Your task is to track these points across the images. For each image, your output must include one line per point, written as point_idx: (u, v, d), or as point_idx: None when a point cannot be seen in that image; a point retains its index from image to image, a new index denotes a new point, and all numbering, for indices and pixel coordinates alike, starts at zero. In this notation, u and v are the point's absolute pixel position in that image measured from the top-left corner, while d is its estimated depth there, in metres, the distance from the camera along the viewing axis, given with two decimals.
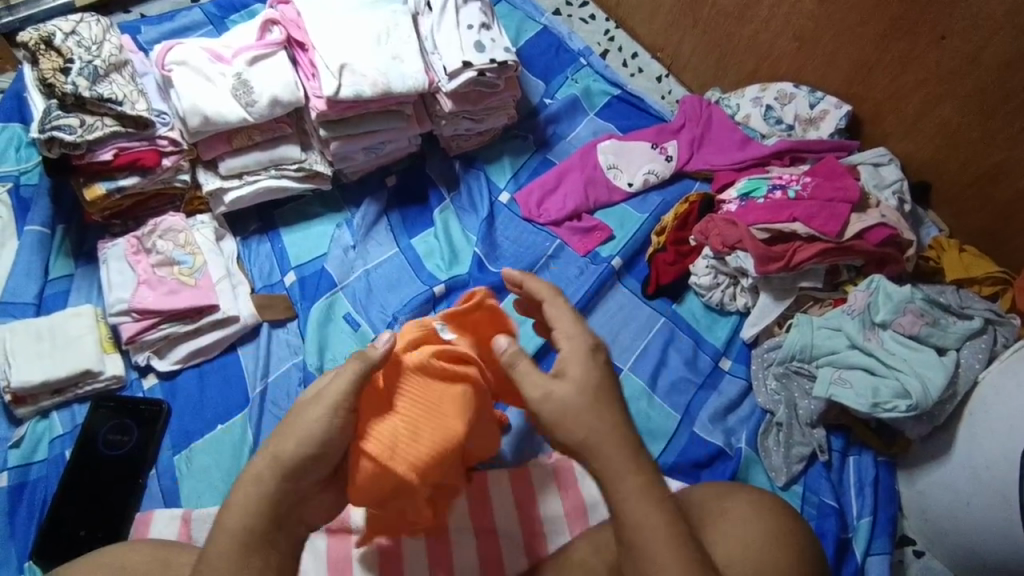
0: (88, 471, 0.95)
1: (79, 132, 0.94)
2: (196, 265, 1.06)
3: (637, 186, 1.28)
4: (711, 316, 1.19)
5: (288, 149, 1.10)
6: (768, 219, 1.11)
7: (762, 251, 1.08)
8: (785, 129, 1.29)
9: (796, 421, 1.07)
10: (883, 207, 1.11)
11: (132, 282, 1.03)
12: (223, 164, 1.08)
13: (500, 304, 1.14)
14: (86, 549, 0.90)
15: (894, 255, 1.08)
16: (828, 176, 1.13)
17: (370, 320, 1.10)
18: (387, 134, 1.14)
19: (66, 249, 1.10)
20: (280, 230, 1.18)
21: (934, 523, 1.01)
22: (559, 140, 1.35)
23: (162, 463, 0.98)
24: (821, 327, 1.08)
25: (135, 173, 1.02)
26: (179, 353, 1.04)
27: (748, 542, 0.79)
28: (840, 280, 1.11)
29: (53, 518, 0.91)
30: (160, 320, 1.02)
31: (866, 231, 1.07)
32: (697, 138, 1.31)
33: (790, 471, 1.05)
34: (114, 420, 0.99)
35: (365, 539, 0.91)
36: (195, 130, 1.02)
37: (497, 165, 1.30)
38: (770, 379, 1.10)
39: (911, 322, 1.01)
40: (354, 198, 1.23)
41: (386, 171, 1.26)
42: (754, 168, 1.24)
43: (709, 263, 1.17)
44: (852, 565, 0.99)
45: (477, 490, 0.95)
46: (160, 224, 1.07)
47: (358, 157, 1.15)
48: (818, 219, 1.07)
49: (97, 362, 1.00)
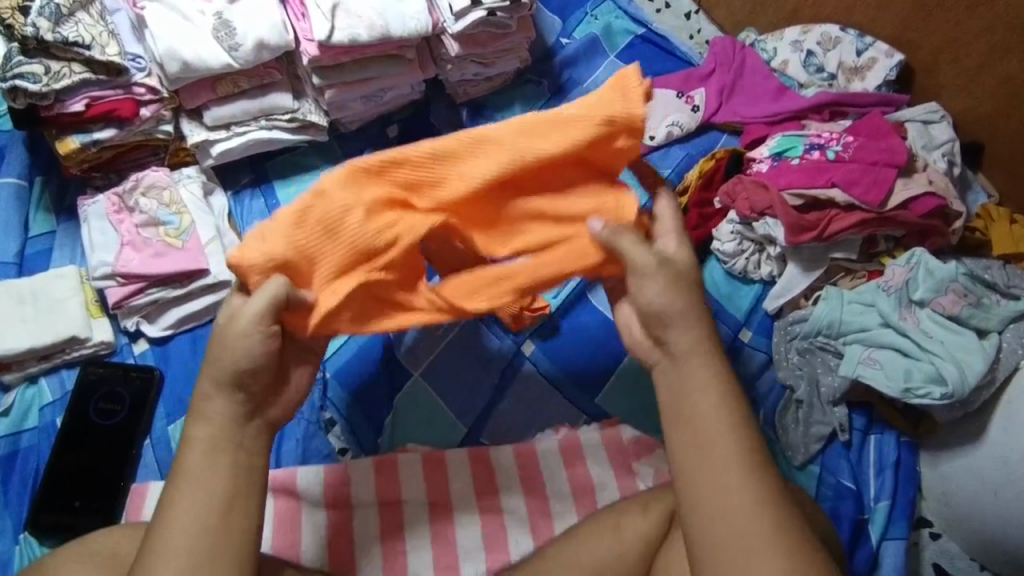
0: (79, 441, 0.92)
1: (44, 81, 0.86)
2: (182, 226, 0.99)
3: (658, 139, 1.18)
4: (733, 284, 1.11)
5: (278, 97, 1.00)
6: (803, 183, 1.02)
7: (793, 220, 1.00)
8: (825, 78, 1.17)
9: (817, 399, 1.02)
10: (930, 172, 1.01)
11: (115, 245, 0.97)
12: (208, 113, 0.98)
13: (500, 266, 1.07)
14: (80, 521, 0.88)
15: (939, 227, 0.99)
16: (870, 135, 1.03)
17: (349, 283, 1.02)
18: (387, 81, 1.04)
19: (45, 204, 1.03)
20: (273, 184, 1.10)
21: (955, 508, 0.97)
22: (575, 86, 1.24)
23: (156, 434, 0.95)
24: (852, 302, 1.01)
25: (111, 125, 0.93)
26: (169, 319, 0.99)
27: None
28: (876, 250, 1.03)
29: (46, 489, 0.89)
30: (147, 284, 0.96)
31: (912, 201, 0.99)
32: (727, 86, 1.19)
33: (807, 450, 1.00)
34: (105, 388, 0.94)
35: (367, 512, 0.92)
36: (174, 77, 0.92)
37: (508, 115, 1.20)
38: (793, 353, 1.04)
39: (952, 302, 0.95)
40: (353, 149, 1.14)
41: (387, 120, 1.16)
42: (788, 123, 1.13)
43: (734, 228, 1.08)
44: (866, 549, 0.96)
45: (482, 469, 0.94)
46: (142, 179, 1.00)
47: (356, 106, 1.06)
48: (859, 185, 0.99)
49: (84, 328, 0.95)
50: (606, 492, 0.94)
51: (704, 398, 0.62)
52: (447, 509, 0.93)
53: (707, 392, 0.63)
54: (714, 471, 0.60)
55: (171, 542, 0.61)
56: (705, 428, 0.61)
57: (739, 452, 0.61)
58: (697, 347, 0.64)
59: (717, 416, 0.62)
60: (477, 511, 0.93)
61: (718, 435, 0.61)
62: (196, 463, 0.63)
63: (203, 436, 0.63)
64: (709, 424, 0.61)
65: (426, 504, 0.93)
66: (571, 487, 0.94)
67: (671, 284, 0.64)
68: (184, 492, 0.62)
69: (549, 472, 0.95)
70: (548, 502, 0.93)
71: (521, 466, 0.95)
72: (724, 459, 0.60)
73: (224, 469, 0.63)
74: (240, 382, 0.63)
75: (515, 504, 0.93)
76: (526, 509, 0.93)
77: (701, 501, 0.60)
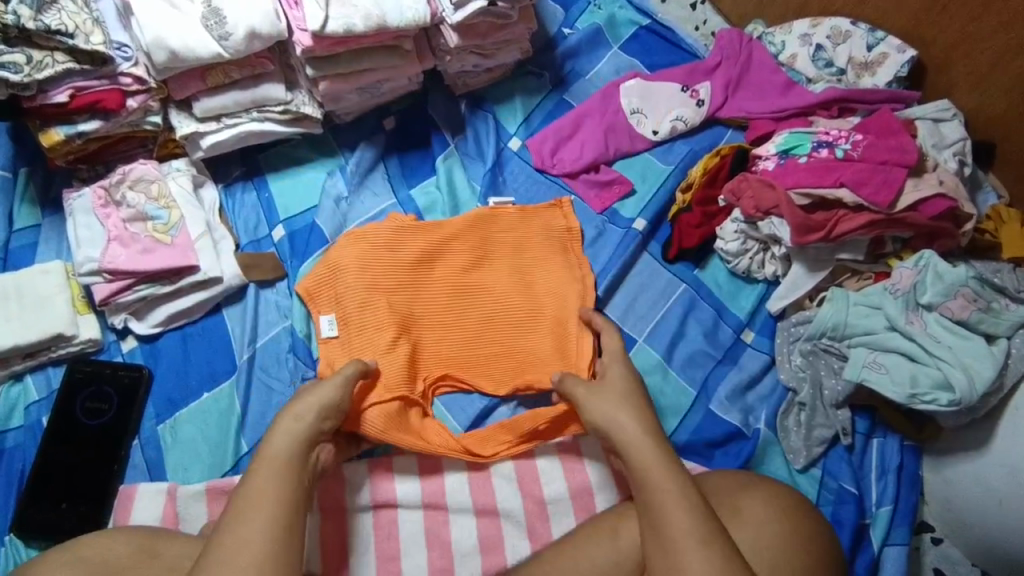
0: (66, 441, 0.90)
1: (26, 71, 0.82)
2: (171, 221, 0.96)
3: (662, 134, 1.15)
4: (736, 284, 1.09)
5: (270, 88, 0.97)
6: (810, 182, 0.99)
7: (800, 220, 0.97)
8: (834, 73, 1.15)
9: (820, 402, 1.00)
10: (941, 172, 0.99)
11: (101, 239, 0.94)
12: (197, 104, 0.95)
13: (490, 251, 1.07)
14: (66, 524, 0.86)
15: (949, 229, 0.97)
16: (880, 132, 1.00)
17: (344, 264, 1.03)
18: (382, 73, 1.01)
19: (30, 195, 1.00)
20: (267, 177, 1.07)
21: (957, 514, 0.96)
22: (577, 78, 1.21)
23: (145, 434, 0.92)
24: (859, 304, 0.99)
25: (97, 116, 0.91)
26: (158, 316, 0.96)
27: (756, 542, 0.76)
28: (883, 252, 1.01)
29: (31, 491, 0.87)
30: (135, 281, 0.93)
31: (921, 202, 0.96)
32: (733, 80, 1.16)
33: (810, 453, 0.98)
34: (92, 387, 0.92)
35: (360, 515, 0.89)
36: (162, 67, 0.89)
37: (508, 107, 1.17)
38: (796, 355, 1.02)
39: (961, 307, 0.92)
40: (348, 141, 1.11)
41: (384, 112, 1.13)
42: (796, 118, 1.11)
43: (739, 227, 1.05)
44: (866, 554, 0.94)
45: (479, 472, 0.92)
46: (129, 173, 0.97)
47: (352, 98, 1.03)
48: (869, 186, 0.96)
49: (70, 325, 0.92)
50: (605, 495, 0.92)
51: (657, 486, 0.74)
52: (443, 512, 0.91)
53: (656, 471, 0.74)
54: (673, 552, 0.69)
55: (245, 532, 0.66)
56: (662, 513, 0.72)
57: (693, 529, 0.70)
58: (642, 436, 0.78)
59: (667, 489, 0.73)
60: (473, 513, 0.91)
61: (669, 511, 0.71)
62: (272, 473, 0.71)
63: (280, 456, 0.73)
64: (664, 509, 0.72)
65: (421, 508, 0.91)
66: (570, 491, 0.92)
67: (614, 403, 0.82)
68: (258, 495, 0.69)
69: (547, 475, 0.93)
70: (546, 506, 0.91)
71: (519, 468, 0.93)
72: (679, 540, 0.69)
73: (296, 478, 0.72)
74: (319, 421, 0.77)
75: (513, 508, 0.91)
76: (523, 513, 0.91)
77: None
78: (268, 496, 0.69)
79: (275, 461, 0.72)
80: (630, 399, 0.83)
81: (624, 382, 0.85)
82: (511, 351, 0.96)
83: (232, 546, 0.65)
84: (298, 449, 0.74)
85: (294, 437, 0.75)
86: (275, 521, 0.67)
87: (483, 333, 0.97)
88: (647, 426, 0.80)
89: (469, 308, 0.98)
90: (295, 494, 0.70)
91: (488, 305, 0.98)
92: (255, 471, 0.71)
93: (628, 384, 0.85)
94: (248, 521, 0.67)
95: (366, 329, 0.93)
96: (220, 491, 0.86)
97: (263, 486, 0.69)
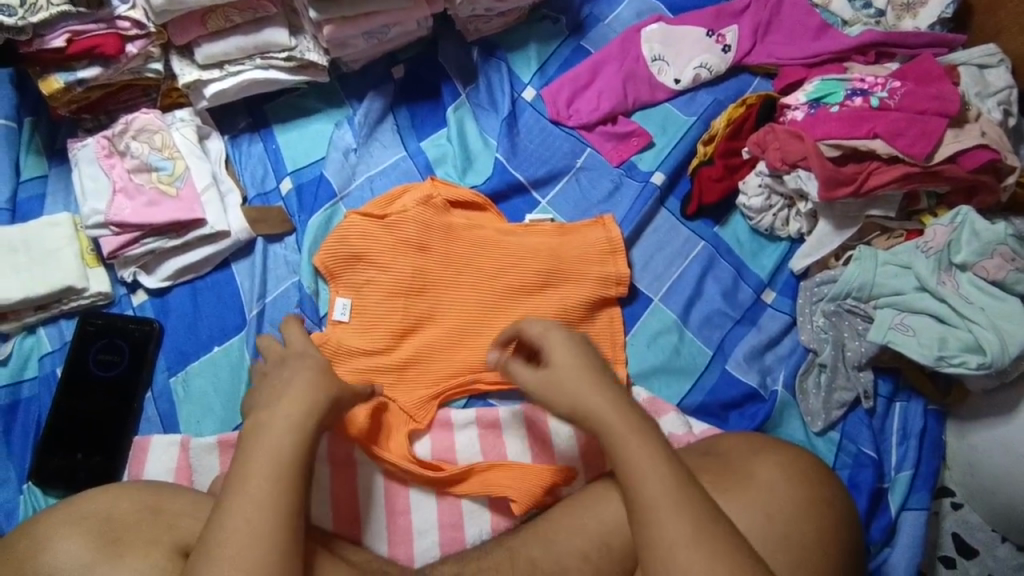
0: (79, 392, 0.90)
1: (20, 14, 0.81)
2: (176, 172, 0.94)
3: (684, 83, 1.10)
4: (758, 241, 1.05)
5: (273, 33, 0.93)
6: (841, 133, 0.93)
7: (830, 173, 0.92)
8: (873, 15, 1.09)
9: (842, 363, 0.96)
10: (984, 122, 0.92)
11: (107, 191, 0.92)
12: (199, 50, 0.92)
13: (508, 206, 1.03)
14: (81, 473, 0.86)
15: (989, 183, 0.91)
16: (918, 80, 0.95)
17: None
18: (390, 16, 0.97)
19: (36, 146, 0.99)
20: (273, 128, 1.04)
21: (981, 479, 0.94)
22: (595, 23, 1.15)
23: (158, 387, 0.92)
24: (887, 264, 0.94)
25: (96, 63, 0.88)
26: (168, 270, 0.95)
27: (772, 510, 0.74)
28: (916, 208, 0.96)
29: (45, 443, 0.87)
30: (142, 234, 0.92)
31: (961, 154, 0.90)
32: (763, 24, 1.11)
33: (828, 417, 0.95)
34: (104, 339, 0.92)
35: (370, 469, 0.89)
36: (161, 10, 0.86)
37: (521, 55, 1.12)
38: (818, 316, 0.98)
39: (997, 267, 0.88)
40: (356, 91, 1.07)
41: (393, 60, 1.09)
42: (829, 65, 1.05)
43: (763, 181, 1.01)
44: (884, 519, 0.92)
45: (491, 433, 0.93)
46: (132, 123, 0.95)
47: (359, 44, 0.98)
48: (905, 137, 0.90)
49: (80, 278, 0.92)
50: None
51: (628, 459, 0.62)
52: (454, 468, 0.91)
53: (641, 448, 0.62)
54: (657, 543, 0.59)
55: (242, 527, 0.60)
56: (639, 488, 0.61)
57: (670, 514, 0.59)
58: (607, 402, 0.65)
59: (652, 470, 0.61)
60: None
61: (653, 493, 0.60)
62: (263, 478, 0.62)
63: (265, 463, 0.63)
64: (637, 484, 0.61)
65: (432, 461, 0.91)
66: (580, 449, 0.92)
67: (569, 377, 0.66)
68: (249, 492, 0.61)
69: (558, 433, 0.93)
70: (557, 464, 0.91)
71: (531, 427, 0.93)
72: (666, 523, 0.59)
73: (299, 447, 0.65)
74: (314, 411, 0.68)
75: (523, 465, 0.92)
76: None
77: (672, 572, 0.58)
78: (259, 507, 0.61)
79: (264, 453, 0.64)
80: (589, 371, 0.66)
81: (580, 360, 0.68)
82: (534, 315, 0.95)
83: (227, 547, 0.59)
84: (297, 442, 0.65)
85: (290, 432, 0.65)
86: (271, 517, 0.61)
87: (502, 307, 0.95)
88: (604, 392, 0.65)
89: (494, 275, 0.95)
90: (287, 504, 0.62)
91: (502, 259, 0.96)
92: (242, 471, 0.63)
93: (575, 360, 0.67)
94: (244, 516, 0.60)
95: (379, 306, 0.92)
96: (231, 444, 0.87)
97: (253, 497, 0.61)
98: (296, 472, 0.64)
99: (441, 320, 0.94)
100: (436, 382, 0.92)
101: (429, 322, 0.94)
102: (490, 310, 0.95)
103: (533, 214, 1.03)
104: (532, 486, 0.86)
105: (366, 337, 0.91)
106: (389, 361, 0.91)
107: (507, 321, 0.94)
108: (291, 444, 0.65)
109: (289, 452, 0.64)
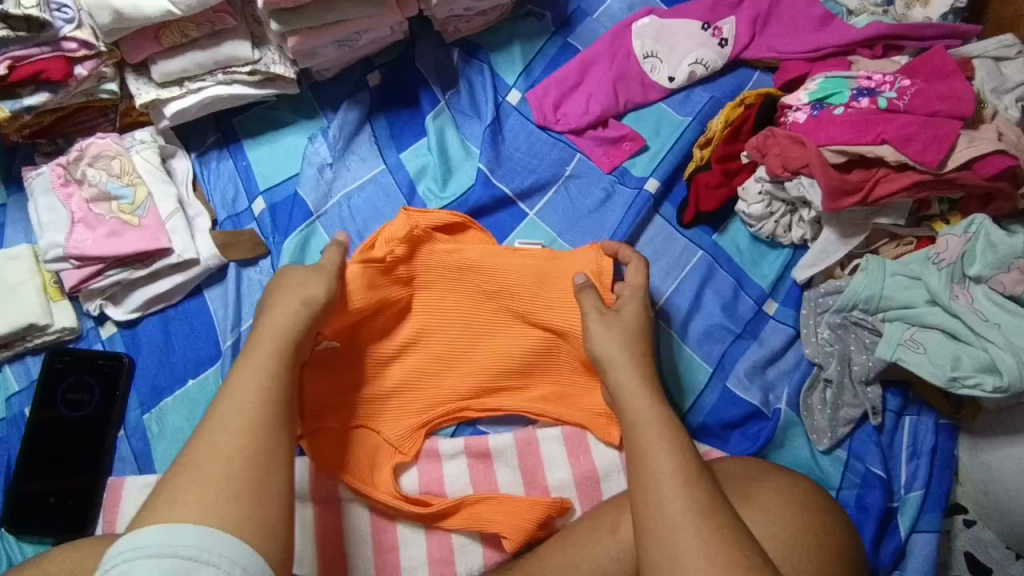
0: (48, 432, 0.86)
1: None
2: (137, 201, 0.89)
3: (679, 81, 1.03)
4: (758, 248, 0.99)
5: (234, 47, 0.87)
6: (847, 138, 0.87)
7: (835, 182, 0.86)
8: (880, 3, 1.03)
9: (848, 379, 0.92)
10: (1000, 121, 0.86)
11: (65, 222, 0.87)
12: (155, 68, 0.86)
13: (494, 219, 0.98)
14: (51, 519, 0.82)
15: (1006, 190, 0.85)
16: (929, 77, 0.88)
17: (357, 221, 0.95)
18: (360, 23, 0.90)
19: None
20: (243, 144, 0.99)
21: (995, 497, 0.89)
22: (582, 18, 1.09)
23: (131, 424, 0.88)
24: (896, 275, 0.89)
25: (44, 88, 0.83)
26: (136, 302, 0.91)
27: (767, 537, 0.69)
28: (927, 214, 0.90)
29: (13, 487, 0.83)
30: (105, 265, 0.88)
31: (976, 160, 0.83)
32: (762, 15, 1.04)
33: (834, 434, 0.90)
34: (72, 377, 0.88)
35: (354, 505, 0.86)
36: (109, 29, 0.81)
37: (506, 56, 1.05)
38: (823, 328, 0.93)
39: (1014, 281, 0.83)
40: (331, 101, 1.02)
41: (368, 66, 1.03)
42: (833, 59, 0.98)
43: (764, 187, 0.94)
44: (893, 541, 0.88)
45: (480, 463, 0.89)
46: (87, 149, 0.90)
47: (328, 53, 0.92)
48: (915, 143, 0.84)
49: (44, 314, 0.87)
50: (612, 482, 0.88)
51: (639, 420, 0.68)
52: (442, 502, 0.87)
53: (646, 407, 0.69)
54: (648, 492, 0.63)
55: (210, 470, 0.59)
56: (643, 452, 0.65)
57: (662, 467, 0.64)
58: (637, 352, 0.75)
59: (653, 427, 0.67)
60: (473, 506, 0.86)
61: (653, 447, 0.65)
62: (209, 484, 0.58)
63: (220, 469, 0.59)
64: (641, 446, 0.66)
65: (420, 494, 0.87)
66: (575, 477, 0.88)
67: (617, 332, 0.76)
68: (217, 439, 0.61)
69: (552, 460, 0.89)
70: (550, 495, 0.88)
71: (523, 455, 0.89)
72: (659, 478, 0.63)
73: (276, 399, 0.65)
74: (271, 420, 0.63)
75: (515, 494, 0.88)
76: None
77: (657, 520, 0.62)
78: (198, 513, 0.56)
79: (240, 398, 0.63)
80: (640, 330, 0.77)
81: (638, 319, 0.78)
82: (524, 338, 0.90)
83: (185, 491, 0.58)
84: (246, 438, 0.61)
85: (239, 436, 0.61)
86: (227, 475, 0.59)
87: (490, 331, 0.90)
88: (644, 363, 0.74)
89: (481, 299, 0.90)
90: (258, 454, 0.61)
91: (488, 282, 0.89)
92: (190, 467, 0.59)
93: (641, 320, 0.78)
94: (210, 460, 0.59)
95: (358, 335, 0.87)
96: None
97: (190, 506, 0.57)
98: (259, 437, 0.62)
99: (425, 346, 0.89)
100: (423, 410, 0.89)
101: (412, 349, 0.89)
102: (476, 334, 0.90)
103: (519, 229, 0.97)
104: (522, 522, 0.82)
105: (348, 367, 0.87)
106: (371, 390, 0.87)
107: (494, 346, 0.90)
108: (241, 454, 0.60)
109: (241, 463, 0.60)
